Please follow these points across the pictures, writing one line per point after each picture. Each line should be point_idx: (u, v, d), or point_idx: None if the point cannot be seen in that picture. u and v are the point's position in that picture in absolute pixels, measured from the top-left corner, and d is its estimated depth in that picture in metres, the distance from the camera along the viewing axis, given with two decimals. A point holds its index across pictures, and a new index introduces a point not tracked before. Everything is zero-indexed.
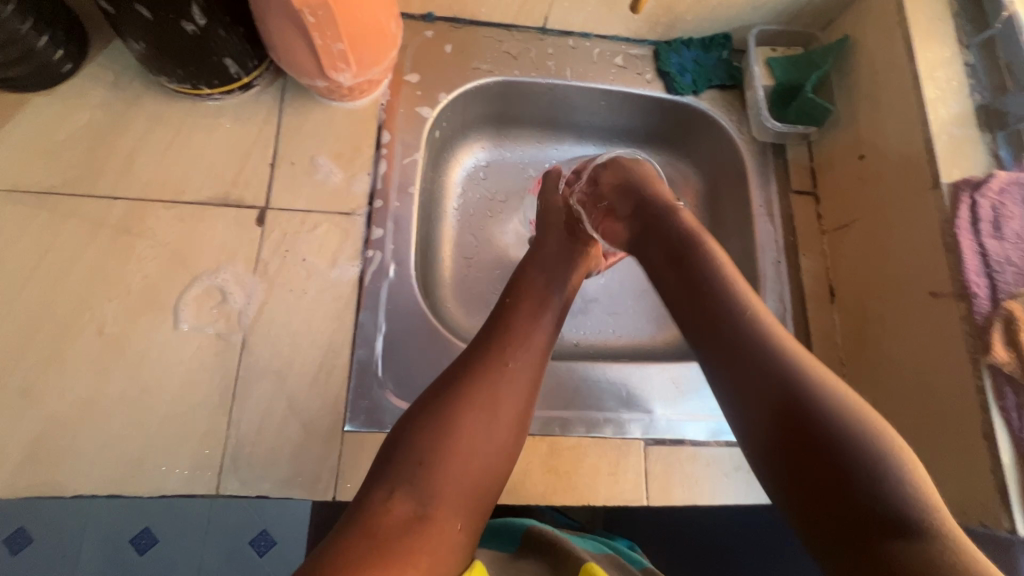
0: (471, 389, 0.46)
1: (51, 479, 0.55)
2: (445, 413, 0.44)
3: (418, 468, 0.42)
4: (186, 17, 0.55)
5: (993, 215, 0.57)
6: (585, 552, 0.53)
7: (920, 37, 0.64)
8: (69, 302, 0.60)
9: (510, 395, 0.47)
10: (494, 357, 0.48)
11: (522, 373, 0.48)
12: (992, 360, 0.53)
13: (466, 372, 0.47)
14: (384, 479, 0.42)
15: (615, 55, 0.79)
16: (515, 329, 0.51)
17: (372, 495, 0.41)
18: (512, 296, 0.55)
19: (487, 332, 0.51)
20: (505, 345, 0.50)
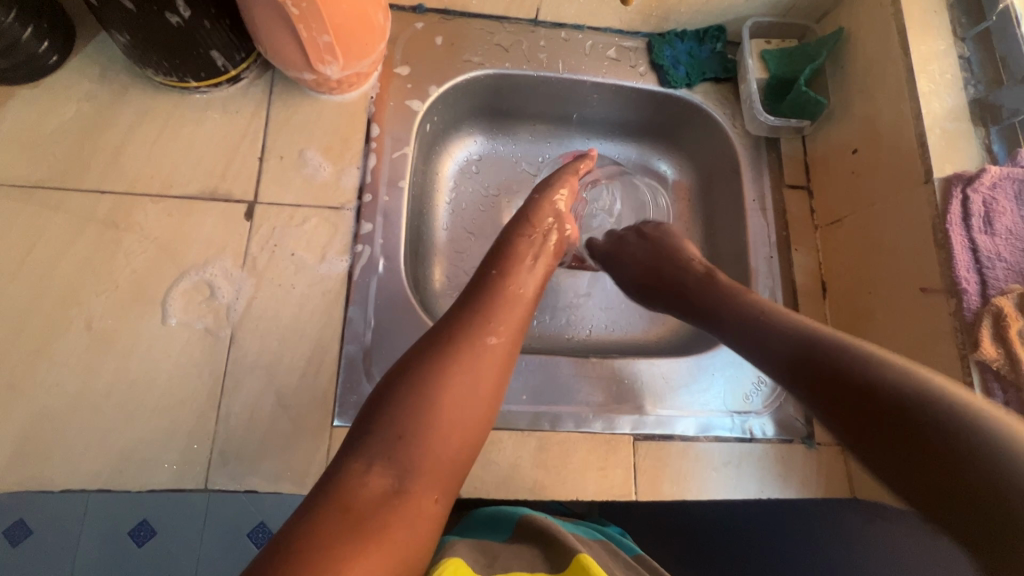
0: (455, 359, 0.43)
1: (40, 473, 0.56)
2: (427, 380, 0.41)
3: (398, 440, 0.38)
4: (170, 8, 0.54)
5: (985, 210, 0.56)
6: (576, 539, 0.53)
7: (915, 30, 0.64)
8: (57, 297, 0.60)
9: (493, 368, 0.44)
10: (478, 327, 0.45)
11: (506, 346, 0.46)
12: (981, 357, 0.52)
13: (449, 341, 0.44)
14: (361, 448, 0.38)
15: (608, 48, 0.78)
16: (497, 301, 0.49)
17: (348, 468, 0.37)
18: (498, 268, 0.52)
19: (471, 302, 0.48)
20: (489, 316, 0.47)
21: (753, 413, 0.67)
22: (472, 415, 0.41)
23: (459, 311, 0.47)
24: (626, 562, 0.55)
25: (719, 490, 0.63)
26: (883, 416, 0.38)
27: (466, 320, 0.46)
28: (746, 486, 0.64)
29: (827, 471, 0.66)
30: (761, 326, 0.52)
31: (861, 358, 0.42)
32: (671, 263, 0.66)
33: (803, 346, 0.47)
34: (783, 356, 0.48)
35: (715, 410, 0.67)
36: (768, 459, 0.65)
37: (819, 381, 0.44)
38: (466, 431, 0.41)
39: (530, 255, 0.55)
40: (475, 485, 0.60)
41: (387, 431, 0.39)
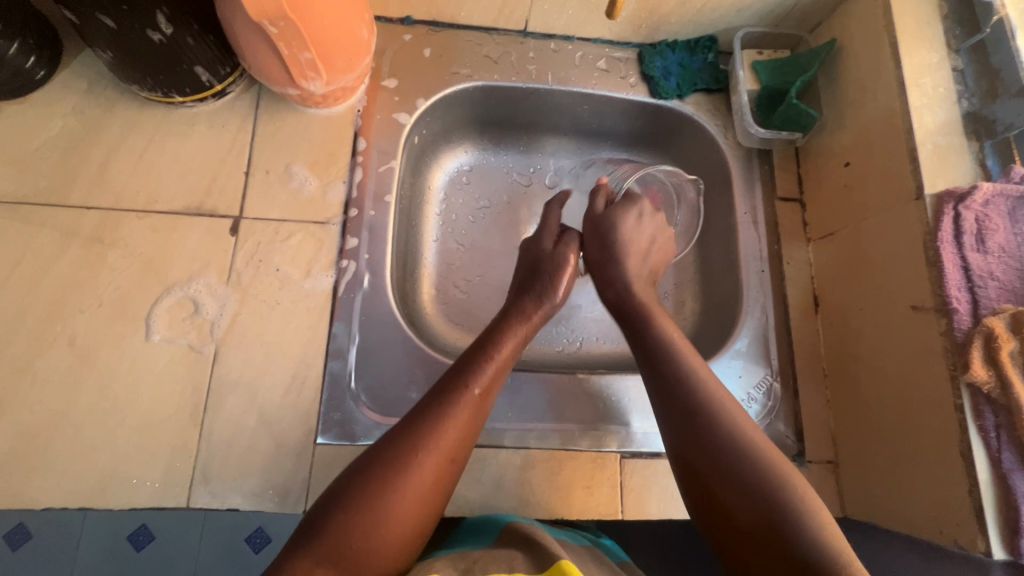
0: (409, 476, 0.45)
1: (22, 491, 0.56)
2: (380, 493, 0.43)
3: (346, 546, 0.41)
4: (152, 26, 0.54)
5: (977, 227, 0.55)
6: (559, 546, 0.51)
7: (907, 42, 0.63)
8: (41, 313, 0.60)
9: (440, 483, 0.47)
10: (437, 441, 0.47)
11: (455, 460, 0.48)
12: (972, 379, 0.51)
13: (410, 452, 0.46)
14: (309, 542, 0.41)
15: (597, 59, 0.77)
16: (463, 409, 0.49)
17: (295, 560, 0.40)
18: (468, 365, 0.52)
19: (436, 404, 0.49)
20: (452, 429, 0.48)
21: None
22: (415, 526, 0.44)
23: (421, 415, 0.48)
24: (611, 568, 0.52)
25: None
26: (759, 523, 0.42)
27: (427, 429, 0.47)
28: None
29: (818, 489, 0.65)
30: (662, 367, 0.52)
31: (742, 445, 0.46)
32: (614, 258, 0.61)
33: (696, 407, 0.48)
34: (673, 408, 0.49)
35: None
36: None
37: (698, 458, 0.46)
38: (406, 541, 0.44)
39: (506, 352, 0.54)
40: (459, 503, 0.60)
41: (337, 535, 0.41)
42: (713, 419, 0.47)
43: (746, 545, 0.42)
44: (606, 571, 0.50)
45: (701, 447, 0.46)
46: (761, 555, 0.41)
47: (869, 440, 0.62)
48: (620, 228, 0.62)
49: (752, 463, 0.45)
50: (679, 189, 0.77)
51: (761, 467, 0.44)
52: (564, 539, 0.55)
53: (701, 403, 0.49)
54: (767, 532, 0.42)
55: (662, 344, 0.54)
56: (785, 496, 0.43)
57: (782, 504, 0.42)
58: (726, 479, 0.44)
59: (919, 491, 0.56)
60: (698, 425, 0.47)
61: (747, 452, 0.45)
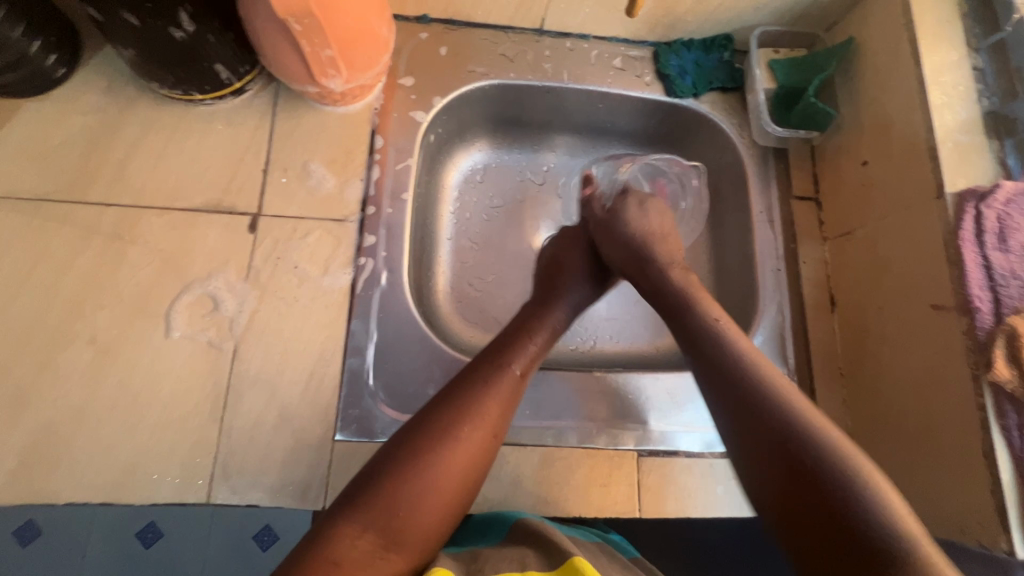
0: (452, 449, 0.45)
1: (44, 486, 0.56)
2: (424, 464, 0.44)
3: (392, 517, 0.42)
4: (175, 23, 0.55)
5: (999, 225, 0.55)
6: (570, 541, 0.51)
7: (927, 40, 0.62)
8: (63, 309, 0.60)
9: (483, 458, 0.47)
10: (479, 415, 0.47)
11: (496, 436, 0.48)
12: (994, 378, 0.51)
13: (452, 424, 0.46)
14: (351, 512, 0.42)
15: (613, 57, 0.77)
16: (502, 386, 0.50)
17: (337, 531, 0.41)
18: (505, 347, 0.54)
19: (476, 380, 0.50)
20: (493, 405, 0.48)
21: None
22: (457, 498, 0.45)
23: (462, 390, 0.49)
24: (624, 564, 0.52)
25: (726, 509, 0.63)
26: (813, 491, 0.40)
27: (468, 404, 0.48)
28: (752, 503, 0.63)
29: None
30: (713, 349, 0.50)
31: (800, 425, 0.43)
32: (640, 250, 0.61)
33: (745, 385, 0.47)
34: (718, 384, 0.48)
35: None
36: None
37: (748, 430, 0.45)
38: (447, 512, 0.44)
39: (541, 336, 0.56)
40: (477, 500, 0.60)
41: (381, 505, 0.42)
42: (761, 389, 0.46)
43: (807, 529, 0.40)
44: (619, 568, 0.50)
45: (746, 422, 0.45)
46: (817, 524, 0.39)
47: (888, 439, 0.62)
48: (631, 221, 0.63)
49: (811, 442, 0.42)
50: (681, 176, 0.80)
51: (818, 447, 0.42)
52: (575, 535, 0.55)
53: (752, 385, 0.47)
54: (828, 513, 0.39)
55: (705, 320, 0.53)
56: (849, 476, 0.40)
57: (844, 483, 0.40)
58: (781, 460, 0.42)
59: (940, 490, 0.56)
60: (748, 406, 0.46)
61: (805, 431, 0.43)
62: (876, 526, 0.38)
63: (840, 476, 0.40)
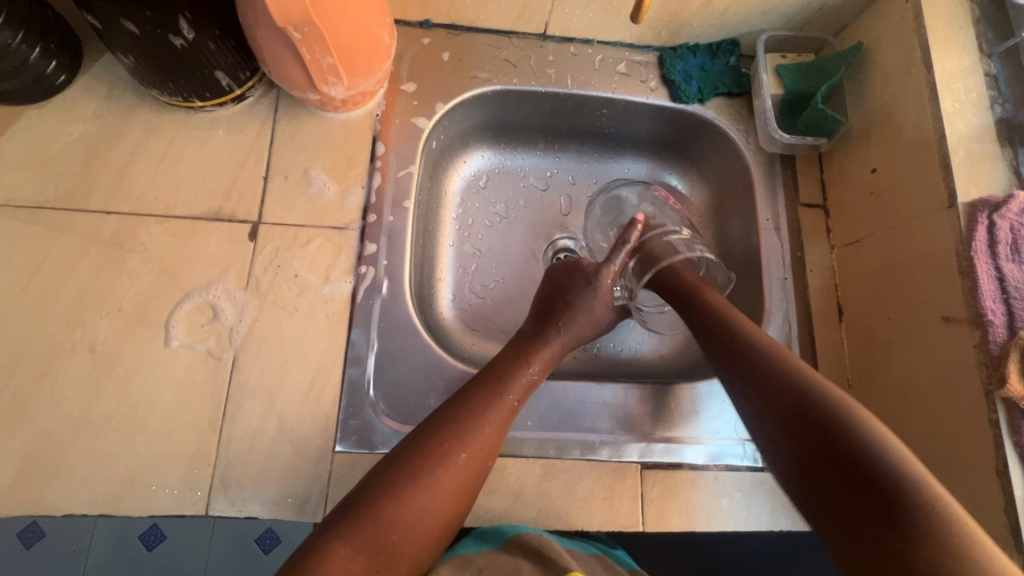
0: (444, 475, 0.47)
1: (41, 497, 0.55)
2: (417, 489, 0.45)
3: (382, 539, 0.44)
4: (175, 31, 0.54)
5: (1011, 237, 0.54)
6: (572, 558, 0.51)
7: (938, 46, 0.61)
8: (62, 318, 0.60)
9: (473, 483, 0.49)
10: (468, 444, 0.49)
11: (487, 463, 0.50)
12: (1008, 394, 0.50)
13: (438, 451, 0.47)
14: (345, 531, 0.43)
15: (618, 62, 0.77)
16: (492, 415, 0.51)
17: (330, 551, 0.42)
18: (505, 371, 0.54)
19: (475, 407, 0.51)
20: (487, 433, 0.50)
21: None
22: (443, 521, 0.47)
23: (459, 417, 0.50)
24: None
25: (731, 522, 0.62)
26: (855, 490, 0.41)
27: (465, 430, 0.49)
28: (757, 517, 0.62)
29: None
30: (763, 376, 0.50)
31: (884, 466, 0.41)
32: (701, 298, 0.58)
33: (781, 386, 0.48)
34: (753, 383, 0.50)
35: (726, 438, 0.65)
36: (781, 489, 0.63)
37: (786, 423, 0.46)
38: (436, 535, 0.46)
39: (538, 364, 0.56)
40: (478, 513, 0.59)
41: (376, 526, 0.44)
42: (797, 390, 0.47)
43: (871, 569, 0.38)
44: None
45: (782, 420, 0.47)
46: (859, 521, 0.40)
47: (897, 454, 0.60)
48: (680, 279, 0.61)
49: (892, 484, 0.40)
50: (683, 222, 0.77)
51: (891, 483, 0.40)
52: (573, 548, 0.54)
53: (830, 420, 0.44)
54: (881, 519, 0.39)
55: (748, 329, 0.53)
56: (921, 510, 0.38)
57: (926, 528, 0.37)
58: (853, 498, 0.41)
59: None
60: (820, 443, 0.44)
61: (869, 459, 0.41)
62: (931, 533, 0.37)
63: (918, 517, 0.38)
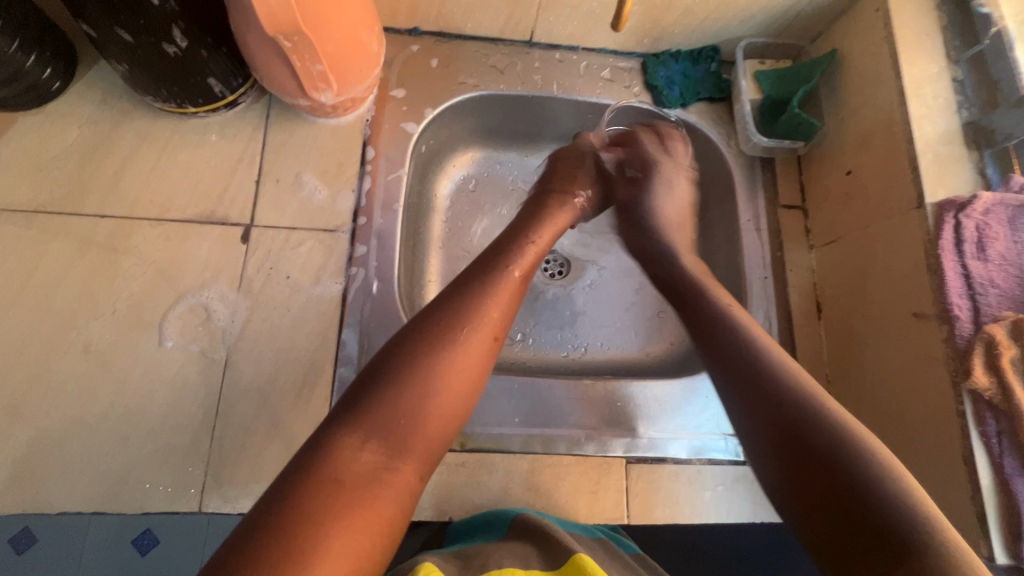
0: (452, 351, 0.44)
1: (36, 496, 0.56)
2: (424, 367, 0.43)
3: (394, 422, 0.41)
4: (168, 39, 0.56)
5: (977, 235, 0.56)
6: (572, 539, 0.52)
7: (907, 53, 0.64)
8: (56, 320, 0.61)
9: (487, 356, 0.46)
10: (477, 319, 0.46)
11: (498, 337, 0.47)
12: (973, 386, 0.52)
13: (438, 325, 0.45)
14: (353, 423, 0.40)
15: (602, 68, 0.79)
16: (501, 288, 0.49)
17: (337, 443, 0.39)
18: (502, 251, 0.54)
19: (473, 287, 0.48)
20: (494, 304, 0.48)
21: None
22: (459, 402, 0.44)
23: (461, 295, 0.47)
24: (624, 560, 0.53)
25: (712, 514, 0.63)
26: (805, 454, 0.41)
27: (469, 307, 0.47)
28: (738, 508, 0.64)
29: None
30: (715, 329, 0.52)
31: (833, 424, 0.42)
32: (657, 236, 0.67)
33: (736, 345, 0.50)
34: (712, 345, 0.51)
35: (709, 433, 0.67)
36: (761, 482, 0.65)
37: (740, 379, 0.48)
38: (453, 415, 0.43)
39: (540, 241, 0.57)
40: (466, 508, 0.60)
41: (386, 412, 0.41)
42: (754, 353, 0.49)
43: (823, 524, 0.39)
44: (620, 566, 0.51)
45: (740, 378, 0.48)
46: (812, 487, 0.40)
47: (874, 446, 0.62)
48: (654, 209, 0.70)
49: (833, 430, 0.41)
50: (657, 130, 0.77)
51: (844, 441, 0.41)
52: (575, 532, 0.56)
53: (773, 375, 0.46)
54: (832, 483, 0.39)
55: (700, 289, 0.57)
56: (874, 473, 0.39)
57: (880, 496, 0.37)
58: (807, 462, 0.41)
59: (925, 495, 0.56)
60: (749, 379, 0.47)
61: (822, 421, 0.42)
62: (888, 505, 0.37)
63: (874, 483, 0.38)
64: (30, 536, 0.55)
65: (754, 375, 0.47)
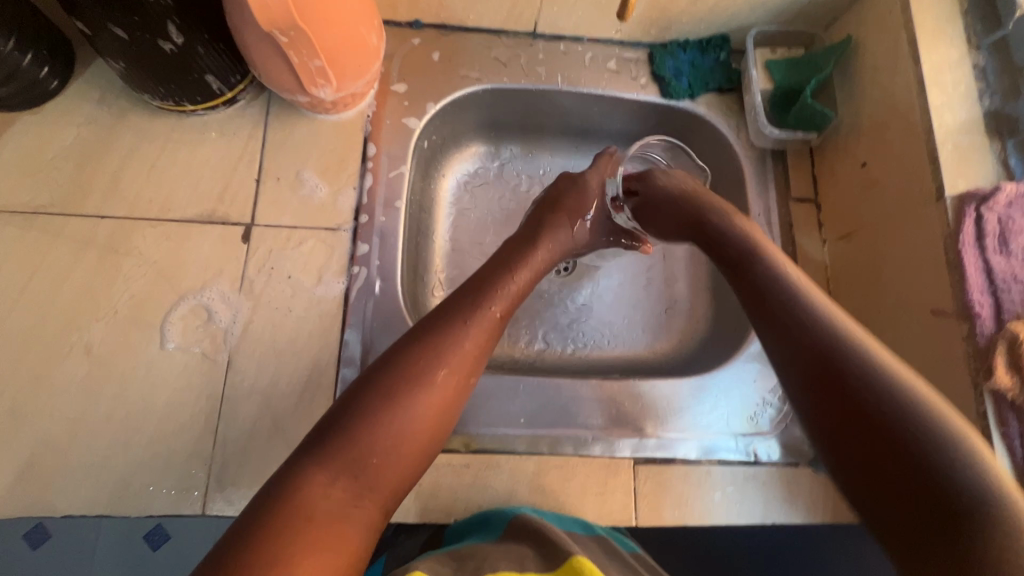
0: (424, 392, 0.44)
1: (41, 499, 0.56)
2: (396, 407, 0.43)
3: (363, 462, 0.41)
4: (163, 36, 0.55)
5: (1000, 229, 0.54)
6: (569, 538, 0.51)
7: (926, 39, 0.61)
8: (58, 322, 0.61)
9: (458, 396, 0.47)
10: (452, 360, 0.47)
11: (470, 378, 0.48)
12: (995, 386, 0.50)
13: (413, 365, 0.45)
14: (324, 459, 0.40)
15: (608, 59, 0.77)
16: (478, 327, 0.49)
17: (310, 480, 0.39)
18: (483, 287, 0.53)
19: (451, 325, 0.48)
20: (470, 344, 0.48)
21: (758, 435, 0.66)
22: (426, 442, 0.44)
23: (438, 334, 0.48)
24: (622, 559, 0.52)
25: (723, 515, 0.62)
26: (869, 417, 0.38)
27: (445, 347, 0.47)
28: (750, 510, 0.62)
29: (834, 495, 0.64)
30: (767, 290, 0.49)
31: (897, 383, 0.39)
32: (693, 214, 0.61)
33: (788, 304, 0.47)
34: (762, 307, 0.49)
35: (719, 433, 0.65)
36: (774, 482, 0.64)
37: (796, 337, 0.44)
38: (418, 458, 0.44)
39: (523, 275, 0.57)
40: (472, 509, 0.60)
41: (357, 451, 0.41)
42: (809, 311, 0.45)
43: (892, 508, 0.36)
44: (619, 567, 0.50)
45: (791, 337, 0.45)
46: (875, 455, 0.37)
47: None
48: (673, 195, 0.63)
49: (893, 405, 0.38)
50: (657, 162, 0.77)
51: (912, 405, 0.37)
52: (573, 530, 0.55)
53: (838, 347, 0.42)
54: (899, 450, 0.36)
55: (751, 252, 0.53)
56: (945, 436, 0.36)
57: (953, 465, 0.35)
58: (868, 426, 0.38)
59: None
60: (803, 338, 0.44)
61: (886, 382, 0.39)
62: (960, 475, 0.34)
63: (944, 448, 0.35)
64: (43, 531, 0.56)
65: (811, 333, 0.44)
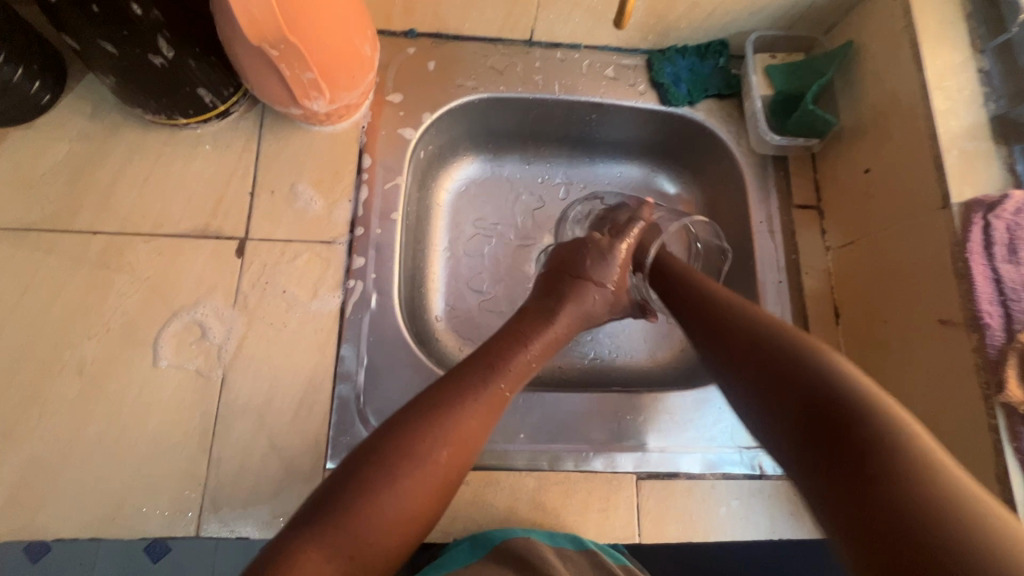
0: (424, 470, 0.42)
1: (30, 521, 0.55)
2: (394, 483, 0.41)
3: (358, 539, 0.39)
4: (153, 50, 0.54)
5: (1008, 237, 0.52)
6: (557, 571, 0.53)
7: (929, 43, 0.60)
8: (49, 340, 0.60)
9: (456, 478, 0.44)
10: (453, 436, 0.44)
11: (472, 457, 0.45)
12: (1006, 399, 0.49)
13: (416, 440, 0.43)
14: (318, 533, 0.38)
15: (605, 67, 0.76)
16: (484, 401, 0.47)
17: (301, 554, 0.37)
18: (495, 356, 0.50)
19: (457, 397, 0.46)
20: (475, 417, 0.46)
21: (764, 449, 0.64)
22: (421, 519, 0.42)
23: (443, 404, 0.46)
24: None
25: (728, 531, 0.61)
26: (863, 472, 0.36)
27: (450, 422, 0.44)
28: (756, 525, 0.61)
29: None
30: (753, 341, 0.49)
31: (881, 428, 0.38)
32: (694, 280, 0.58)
33: (773, 355, 0.47)
34: (748, 361, 0.48)
35: (724, 446, 0.64)
36: (780, 497, 0.62)
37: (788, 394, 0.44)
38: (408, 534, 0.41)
39: (537, 347, 0.53)
40: (470, 528, 0.58)
41: (352, 526, 0.39)
42: (794, 363, 0.45)
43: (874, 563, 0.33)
44: None
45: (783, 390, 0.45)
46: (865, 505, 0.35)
47: None
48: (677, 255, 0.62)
49: (886, 456, 0.36)
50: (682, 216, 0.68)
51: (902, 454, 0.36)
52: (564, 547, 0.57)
53: (836, 400, 0.41)
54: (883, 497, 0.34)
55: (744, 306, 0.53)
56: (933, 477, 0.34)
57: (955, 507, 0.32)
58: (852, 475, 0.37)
59: None
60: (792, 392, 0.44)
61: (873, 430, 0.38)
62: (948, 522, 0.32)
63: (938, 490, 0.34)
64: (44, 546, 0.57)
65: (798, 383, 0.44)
